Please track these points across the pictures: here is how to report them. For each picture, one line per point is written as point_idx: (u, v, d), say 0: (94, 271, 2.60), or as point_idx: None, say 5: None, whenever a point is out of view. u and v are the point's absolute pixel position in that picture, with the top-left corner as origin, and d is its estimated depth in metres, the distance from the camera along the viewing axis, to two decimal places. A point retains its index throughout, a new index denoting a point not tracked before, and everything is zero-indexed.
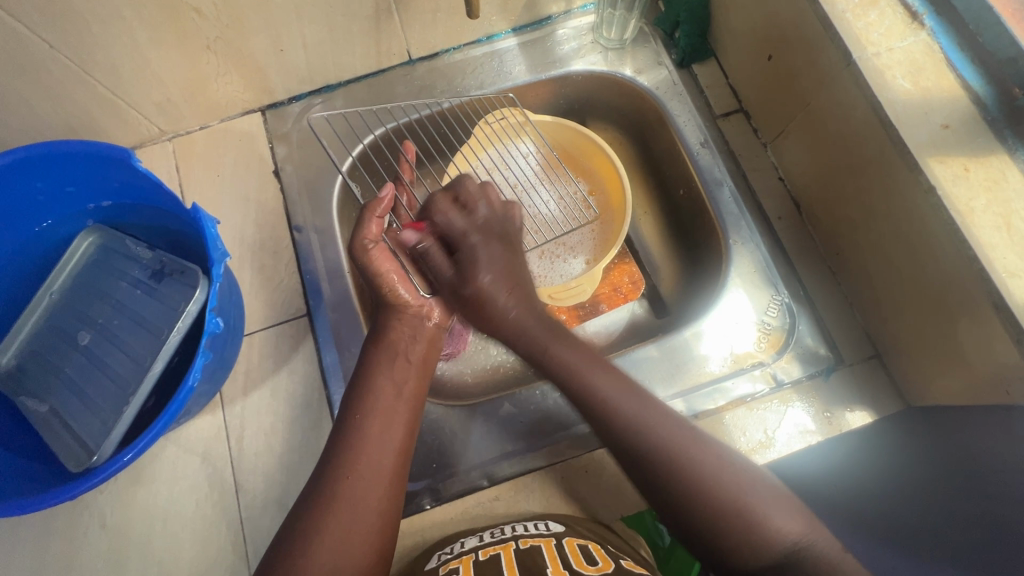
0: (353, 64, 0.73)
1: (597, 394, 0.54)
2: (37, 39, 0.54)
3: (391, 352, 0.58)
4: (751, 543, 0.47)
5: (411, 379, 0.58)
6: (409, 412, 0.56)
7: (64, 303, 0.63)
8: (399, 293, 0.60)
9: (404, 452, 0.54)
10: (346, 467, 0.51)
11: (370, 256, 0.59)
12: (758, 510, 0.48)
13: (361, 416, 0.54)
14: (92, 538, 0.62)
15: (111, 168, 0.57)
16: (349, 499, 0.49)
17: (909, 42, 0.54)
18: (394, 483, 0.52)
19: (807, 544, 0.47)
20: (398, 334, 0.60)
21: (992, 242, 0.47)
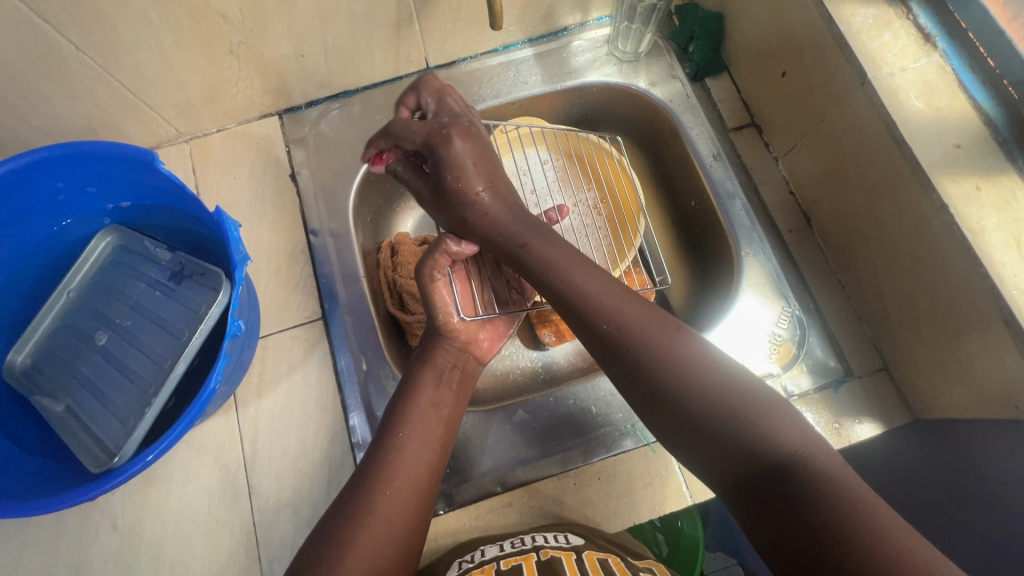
0: (372, 70, 0.74)
1: (579, 289, 0.52)
2: (64, 41, 0.54)
3: (435, 376, 0.58)
4: (751, 451, 0.43)
5: (449, 402, 0.58)
6: (444, 435, 0.56)
7: (81, 302, 0.63)
8: (451, 321, 0.59)
9: (435, 473, 0.54)
10: (381, 485, 0.51)
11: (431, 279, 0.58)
12: (764, 422, 0.44)
13: (402, 433, 0.54)
14: (102, 538, 0.61)
15: (133, 169, 0.58)
16: (383, 512, 0.49)
17: (923, 63, 0.55)
18: (421, 502, 0.52)
19: (807, 455, 0.42)
20: (445, 357, 0.60)
21: (1004, 260, 0.48)
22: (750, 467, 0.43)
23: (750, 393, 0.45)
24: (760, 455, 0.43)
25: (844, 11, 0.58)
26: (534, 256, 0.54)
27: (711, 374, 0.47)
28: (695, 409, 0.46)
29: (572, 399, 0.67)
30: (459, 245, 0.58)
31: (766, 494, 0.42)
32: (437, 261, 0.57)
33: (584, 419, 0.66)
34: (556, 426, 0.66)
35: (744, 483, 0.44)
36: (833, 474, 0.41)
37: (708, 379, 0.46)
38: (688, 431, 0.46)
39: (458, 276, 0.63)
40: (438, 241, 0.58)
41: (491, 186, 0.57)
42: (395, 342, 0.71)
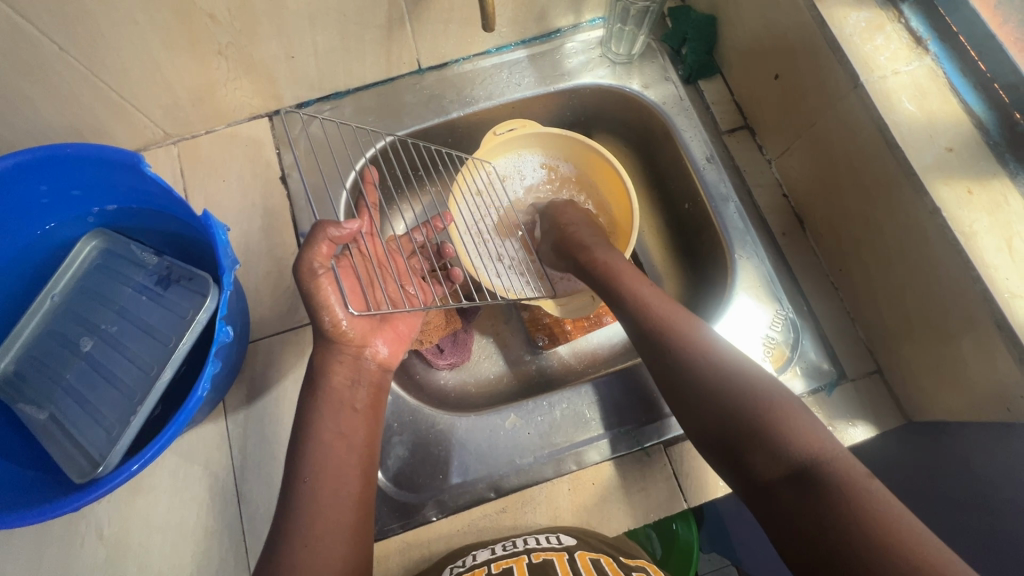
0: (363, 72, 0.73)
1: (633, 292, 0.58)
2: (47, 41, 0.53)
3: (336, 403, 0.55)
4: (771, 451, 0.45)
5: (361, 429, 0.55)
6: (362, 465, 0.55)
7: (67, 306, 0.62)
8: (338, 325, 0.54)
9: (363, 503, 0.54)
10: (305, 532, 0.49)
11: (318, 281, 0.50)
12: (785, 424, 0.46)
13: (312, 476, 0.51)
14: (87, 549, 0.60)
15: (119, 172, 0.57)
16: (312, 560, 0.48)
17: (915, 66, 0.55)
18: (357, 537, 0.52)
19: (831, 460, 0.43)
20: (341, 380, 0.56)
21: (996, 264, 0.48)
22: (775, 463, 0.45)
23: (778, 399, 0.48)
24: (782, 458, 0.44)
25: (837, 14, 0.58)
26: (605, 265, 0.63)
27: (737, 380, 0.49)
28: (717, 404, 0.49)
29: (567, 402, 0.67)
30: (342, 228, 0.51)
31: (787, 494, 0.43)
32: (319, 250, 0.50)
33: (639, 404, 0.66)
34: (613, 409, 0.66)
35: (767, 487, 0.45)
36: (858, 479, 0.42)
37: (731, 382, 0.49)
38: (713, 429, 0.49)
39: (344, 272, 0.56)
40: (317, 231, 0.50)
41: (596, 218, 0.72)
42: None
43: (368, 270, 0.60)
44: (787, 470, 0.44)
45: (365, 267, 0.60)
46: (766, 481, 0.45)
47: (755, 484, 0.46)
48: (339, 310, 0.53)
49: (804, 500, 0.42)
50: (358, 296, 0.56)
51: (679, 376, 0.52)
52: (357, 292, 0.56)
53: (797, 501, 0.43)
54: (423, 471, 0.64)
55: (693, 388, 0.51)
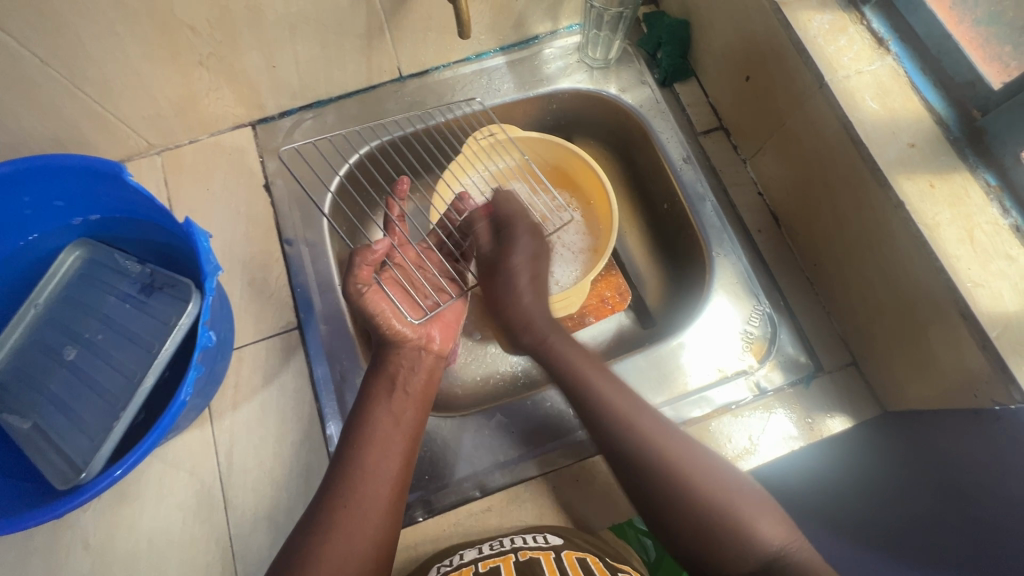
0: (344, 80, 0.74)
1: (590, 386, 0.59)
2: (28, 54, 0.54)
3: (389, 386, 0.58)
4: (737, 555, 0.50)
5: (409, 411, 0.58)
6: (408, 441, 0.57)
7: (49, 316, 0.62)
8: (397, 330, 0.60)
9: (405, 476, 0.55)
10: (347, 497, 0.52)
11: (363, 298, 0.58)
12: (748, 518, 0.51)
13: (359, 445, 0.55)
14: (73, 559, 0.60)
15: (103, 183, 0.57)
16: (353, 530, 0.51)
17: (877, 66, 0.57)
18: (395, 507, 0.54)
19: (793, 553, 0.49)
20: (398, 367, 0.60)
21: (958, 254, 0.50)
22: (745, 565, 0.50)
23: (741, 497, 0.52)
24: (749, 555, 0.50)
25: (802, 17, 0.60)
26: (554, 350, 0.63)
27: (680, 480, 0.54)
28: (686, 513, 0.52)
29: (551, 400, 0.68)
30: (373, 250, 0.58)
31: None
32: (357, 275, 0.58)
33: (550, 428, 0.67)
34: (524, 437, 0.66)
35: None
36: (818, 568, 0.48)
37: (687, 486, 0.53)
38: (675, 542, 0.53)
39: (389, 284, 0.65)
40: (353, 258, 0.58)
41: (534, 277, 0.65)
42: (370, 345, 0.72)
43: (412, 278, 0.68)
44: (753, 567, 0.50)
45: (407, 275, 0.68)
46: (730, 575, 0.50)
47: None
48: (393, 320, 0.60)
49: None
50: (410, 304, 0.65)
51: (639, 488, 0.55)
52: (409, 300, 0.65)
53: None
54: (409, 472, 0.64)
55: (657, 490, 0.54)
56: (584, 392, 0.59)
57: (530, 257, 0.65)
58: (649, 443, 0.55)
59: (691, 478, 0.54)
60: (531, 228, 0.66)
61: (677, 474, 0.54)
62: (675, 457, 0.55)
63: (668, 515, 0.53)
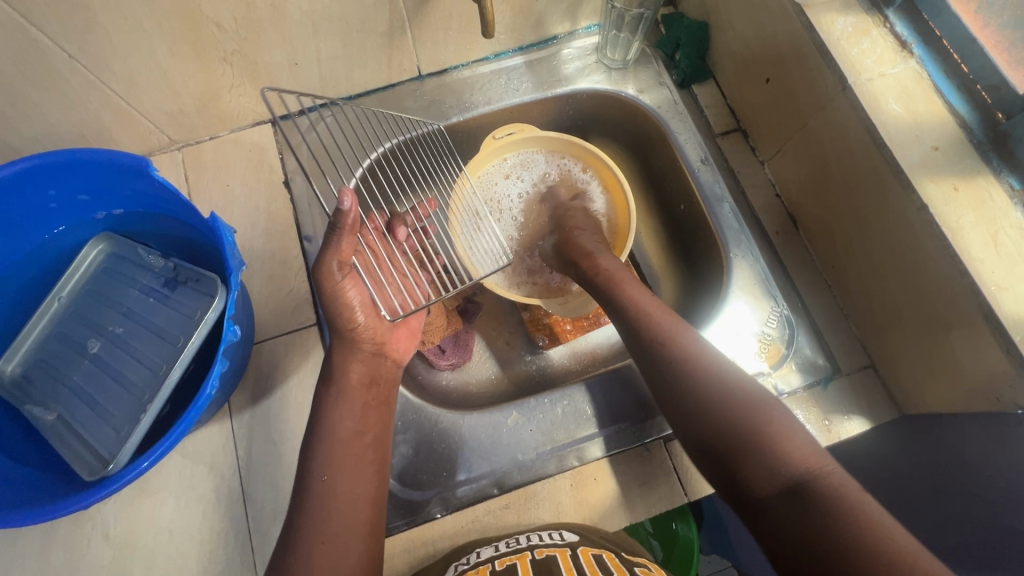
0: (365, 79, 0.75)
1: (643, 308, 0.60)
2: (57, 48, 0.54)
3: (353, 398, 0.57)
4: (765, 467, 0.49)
5: (372, 428, 0.57)
6: (375, 461, 0.56)
7: (72, 309, 0.63)
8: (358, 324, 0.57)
9: (377, 500, 0.55)
10: (320, 529, 0.50)
11: (334, 283, 0.53)
12: (780, 439, 0.50)
13: (330, 473, 0.53)
14: (93, 550, 0.61)
15: (129, 177, 0.58)
16: (330, 560, 0.49)
17: (900, 69, 0.57)
18: (372, 532, 0.53)
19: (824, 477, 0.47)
20: (360, 375, 0.58)
21: (981, 257, 0.50)
22: (772, 481, 0.48)
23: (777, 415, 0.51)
24: (776, 472, 0.48)
25: (825, 19, 0.60)
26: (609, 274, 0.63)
27: (717, 385, 0.54)
28: (714, 414, 0.52)
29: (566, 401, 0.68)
30: (353, 227, 0.52)
31: (779, 507, 0.48)
32: (334, 251, 0.52)
33: (630, 405, 0.67)
34: (613, 412, 0.67)
35: (763, 499, 0.49)
36: (850, 492, 0.46)
37: (716, 392, 0.53)
38: (707, 443, 0.53)
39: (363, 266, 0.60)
40: (333, 233, 0.51)
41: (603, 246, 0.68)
42: None
43: (384, 264, 0.64)
44: (780, 485, 0.48)
45: (380, 262, 0.64)
46: (756, 491, 0.49)
47: (750, 498, 0.50)
48: (357, 311, 0.57)
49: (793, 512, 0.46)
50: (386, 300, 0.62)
51: (675, 387, 0.55)
52: (381, 291, 0.62)
53: (790, 520, 0.46)
54: (426, 469, 0.64)
55: (691, 397, 0.54)
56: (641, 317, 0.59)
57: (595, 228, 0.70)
58: (691, 356, 0.56)
59: (726, 388, 0.53)
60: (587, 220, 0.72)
61: (709, 381, 0.54)
62: (708, 367, 0.55)
63: (698, 416, 0.53)
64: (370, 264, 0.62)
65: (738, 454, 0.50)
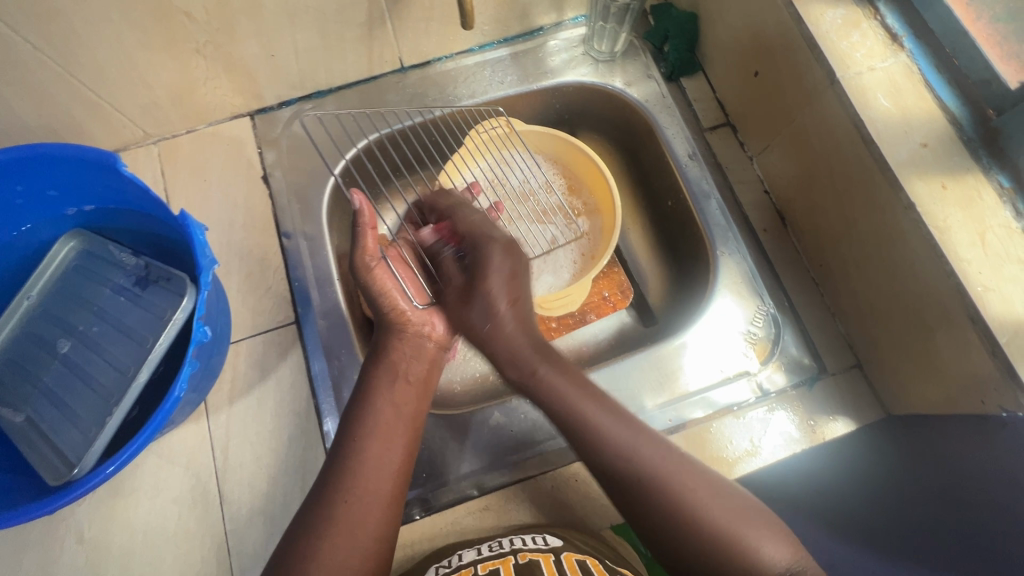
0: (344, 71, 0.73)
1: (586, 415, 0.54)
2: (20, 40, 0.52)
3: (390, 374, 0.57)
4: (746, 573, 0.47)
5: (411, 399, 0.57)
6: (408, 435, 0.55)
7: (42, 308, 0.61)
8: (401, 309, 0.60)
9: (403, 473, 0.54)
10: (345, 491, 0.50)
11: (371, 273, 0.59)
12: (751, 545, 0.48)
13: (359, 439, 0.53)
14: (67, 552, 0.60)
15: (96, 173, 0.56)
16: (352, 523, 0.49)
17: (890, 63, 0.55)
18: (393, 503, 0.52)
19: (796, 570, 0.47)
20: (401, 356, 0.59)
21: (969, 257, 0.49)
22: None
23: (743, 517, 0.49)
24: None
25: (814, 11, 0.58)
26: (545, 384, 0.56)
27: (682, 505, 0.50)
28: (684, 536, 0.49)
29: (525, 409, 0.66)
30: (364, 220, 0.58)
31: None
32: (364, 246, 0.59)
33: (516, 442, 0.65)
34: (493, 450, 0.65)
35: None
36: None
37: (678, 506, 0.50)
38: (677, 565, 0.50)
39: (395, 261, 0.64)
40: (357, 231, 0.58)
41: (513, 303, 0.60)
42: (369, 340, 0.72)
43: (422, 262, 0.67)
44: None
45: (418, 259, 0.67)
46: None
47: None
48: (398, 299, 0.61)
49: None
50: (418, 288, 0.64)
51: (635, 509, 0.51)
52: (415, 285, 0.64)
53: None
54: None
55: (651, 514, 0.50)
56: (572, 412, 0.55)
57: (505, 280, 0.60)
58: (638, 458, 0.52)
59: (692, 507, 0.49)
60: (504, 247, 0.61)
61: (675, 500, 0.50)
62: (675, 483, 0.50)
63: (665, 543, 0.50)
64: (404, 260, 0.66)
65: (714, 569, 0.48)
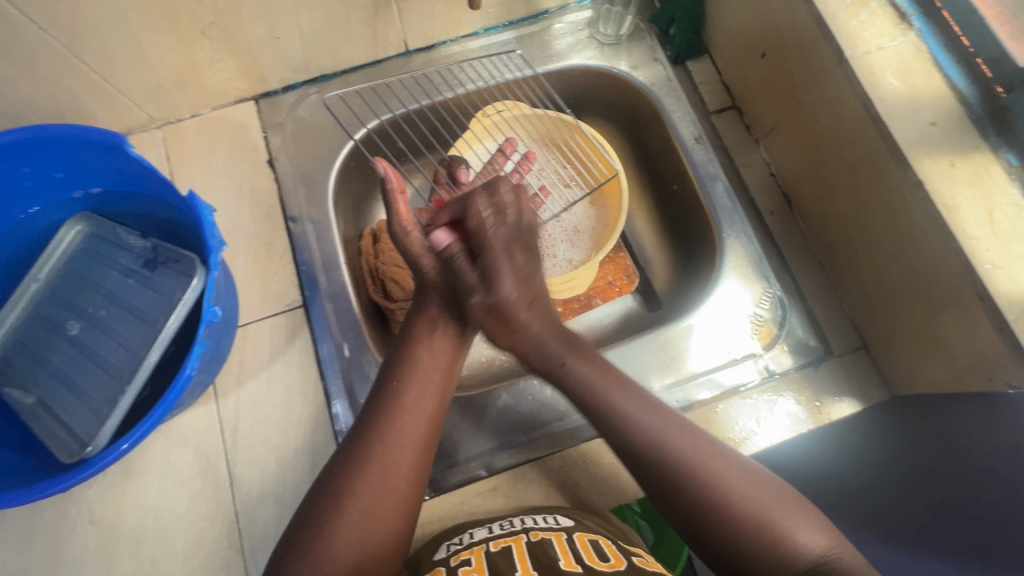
0: (349, 54, 0.73)
1: (613, 404, 0.55)
2: (26, 21, 0.52)
3: (430, 324, 0.59)
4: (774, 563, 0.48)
5: (447, 351, 0.58)
6: (443, 384, 0.57)
7: (50, 290, 0.61)
8: (436, 271, 0.61)
9: (436, 423, 0.55)
10: (379, 438, 0.52)
11: (409, 236, 0.59)
12: (784, 536, 0.48)
13: (398, 385, 0.55)
14: (79, 533, 0.60)
15: (103, 154, 0.56)
16: (382, 475, 0.50)
17: (899, 42, 0.55)
18: (424, 454, 0.53)
19: (832, 559, 0.48)
20: (439, 309, 0.60)
21: (977, 235, 0.49)
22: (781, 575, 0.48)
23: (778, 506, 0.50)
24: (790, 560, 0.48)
25: None
26: (571, 373, 0.57)
27: (711, 487, 0.51)
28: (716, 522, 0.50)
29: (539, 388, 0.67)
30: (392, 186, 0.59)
31: None
32: (398, 212, 0.59)
33: (534, 419, 0.66)
34: (517, 424, 0.66)
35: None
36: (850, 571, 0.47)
37: (704, 489, 0.51)
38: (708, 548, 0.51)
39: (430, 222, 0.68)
40: (389, 195, 0.59)
41: (520, 282, 0.56)
42: (376, 327, 0.72)
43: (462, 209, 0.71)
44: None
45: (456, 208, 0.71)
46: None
47: None
48: (437, 259, 0.61)
49: None
50: None
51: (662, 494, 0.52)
52: None
53: None
54: None
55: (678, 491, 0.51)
56: (597, 395, 0.56)
57: (521, 281, 0.57)
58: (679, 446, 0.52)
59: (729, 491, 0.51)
60: (523, 244, 0.57)
61: (700, 476, 0.51)
62: (705, 465, 0.52)
63: (695, 524, 0.51)
64: (437, 216, 0.70)
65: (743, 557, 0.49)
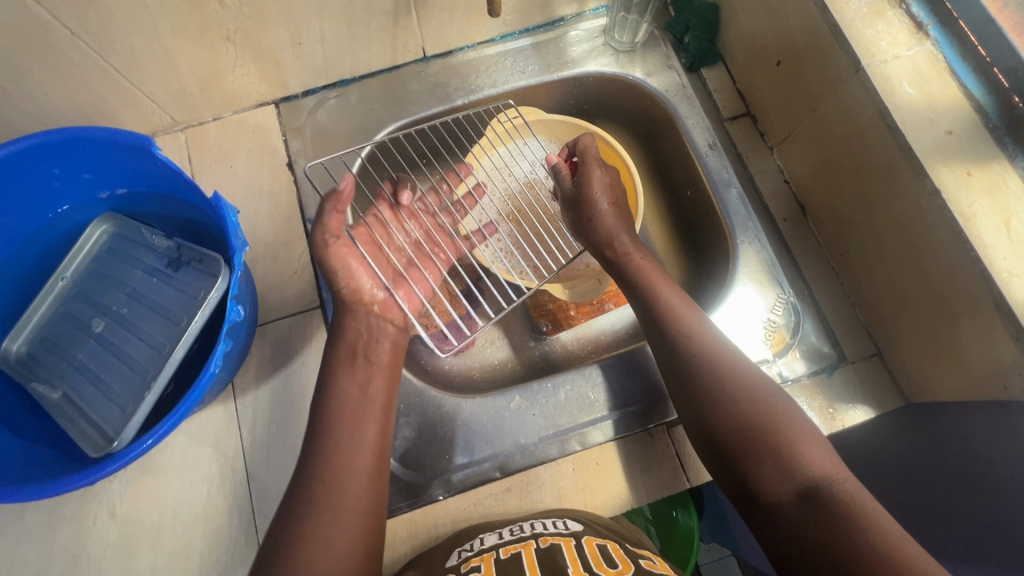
0: (369, 59, 0.74)
1: (658, 295, 0.61)
2: (59, 25, 0.53)
3: (350, 353, 0.59)
4: (781, 467, 0.49)
5: (375, 379, 0.59)
6: (378, 415, 0.57)
7: (76, 288, 0.63)
8: (357, 288, 0.61)
9: (381, 452, 0.56)
10: (325, 473, 0.52)
11: (333, 250, 0.59)
12: (795, 446, 0.50)
13: (328, 422, 0.55)
14: (98, 527, 0.61)
15: (132, 156, 0.57)
16: (332, 507, 0.51)
17: (915, 51, 0.56)
18: (376, 483, 0.54)
19: (838, 482, 0.48)
20: (359, 335, 0.60)
21: (993, 243, 0.49)
22: (786, 482, 0.49)
23: (792, 422, 0.52)
24: (793, 476, 0.49)
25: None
26: (631, 264, 0.64)
27: (732, 380, 0.55)
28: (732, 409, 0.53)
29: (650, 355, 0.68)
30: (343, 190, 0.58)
31: (789, 509, 0.48)
32: (330, 223, 0.58)
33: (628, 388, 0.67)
34: (547, 420, 0.66)
35: (774, 503, 0.49)
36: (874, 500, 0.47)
37: (725, 386, 0.55)
38: (723, 448, 0.53)
39: (359, 238, 0.66)
40: (325, 207, 0.58)
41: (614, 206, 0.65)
42: None
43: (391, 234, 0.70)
44: (794, 484, 0.48)
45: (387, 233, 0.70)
46: (772, 496, 0.49)
47: (761, 503, 0.50)
48: (355, 275, 0.61)
49: (800, 517, 0.47)
50: (384, 270, 0.65)
51: (689, 389, 0.56)
52: (383, 263, 0.66)
53: (798, 521, 0.47)
54: (429, 452, 0.65)
55: (703, 381, 0.55)
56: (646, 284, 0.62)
57: (613, 208, 0.65)
58: (708, 355, 0.57)
59: (743, 395, 0.54)
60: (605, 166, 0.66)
61: (723, 379, 0.55)
62: (731, 365, 0.56)
63: (711, 419, 0.54)
64: (372, 239, 0.67)
65: (753, 458, 0.51)
